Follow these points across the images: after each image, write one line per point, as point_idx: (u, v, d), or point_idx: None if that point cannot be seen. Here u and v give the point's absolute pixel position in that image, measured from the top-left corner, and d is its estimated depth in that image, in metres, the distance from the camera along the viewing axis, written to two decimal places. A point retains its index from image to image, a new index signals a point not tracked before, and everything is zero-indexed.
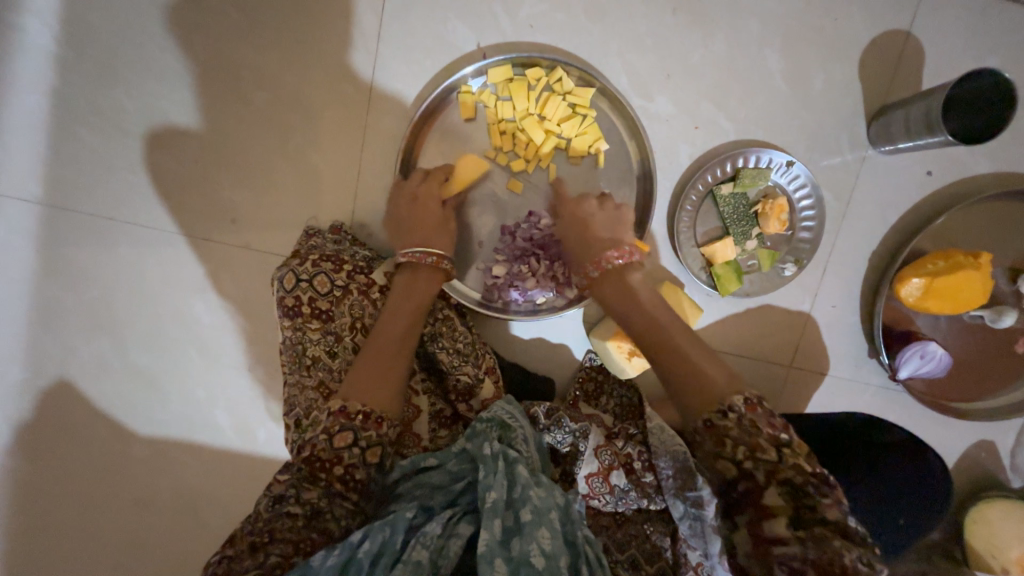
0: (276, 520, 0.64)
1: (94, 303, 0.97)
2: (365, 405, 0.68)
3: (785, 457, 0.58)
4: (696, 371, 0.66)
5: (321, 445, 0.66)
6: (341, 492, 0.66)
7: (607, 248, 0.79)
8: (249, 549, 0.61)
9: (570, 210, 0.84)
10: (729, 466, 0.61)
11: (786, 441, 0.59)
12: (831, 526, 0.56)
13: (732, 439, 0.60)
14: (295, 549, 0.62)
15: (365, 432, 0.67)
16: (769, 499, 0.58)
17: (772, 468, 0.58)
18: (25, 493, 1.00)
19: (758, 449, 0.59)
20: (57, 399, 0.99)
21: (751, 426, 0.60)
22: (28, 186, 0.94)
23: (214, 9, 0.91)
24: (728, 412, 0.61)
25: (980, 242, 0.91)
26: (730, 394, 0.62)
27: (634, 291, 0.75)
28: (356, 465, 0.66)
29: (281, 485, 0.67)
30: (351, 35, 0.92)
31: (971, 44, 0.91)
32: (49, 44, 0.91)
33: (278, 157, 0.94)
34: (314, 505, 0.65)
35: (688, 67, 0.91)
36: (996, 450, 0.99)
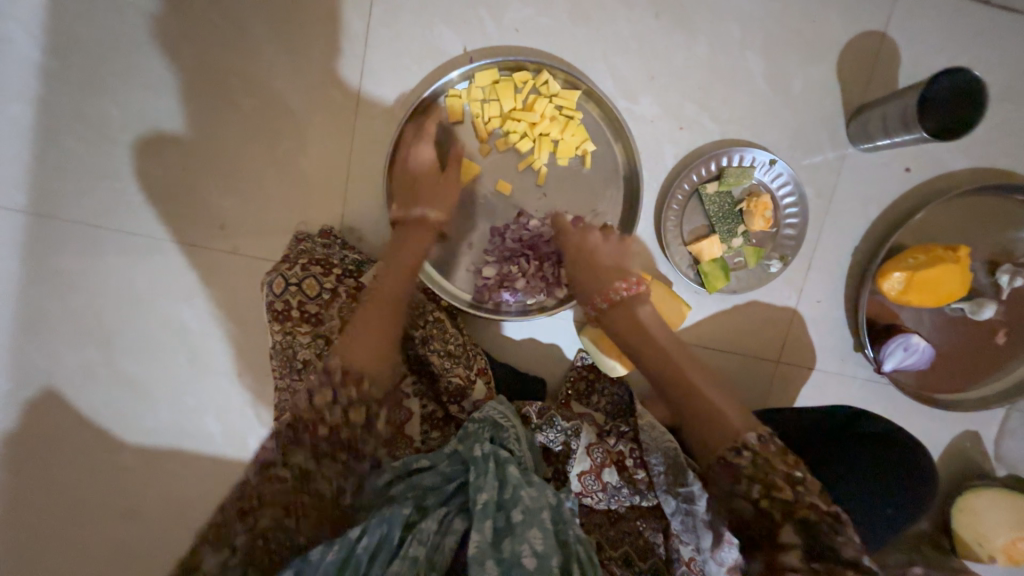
0: (263, 486, 0.61)
1: (82, 312, 0.96)
2: (345, 363, 0.64)
3: (799, 494, 0.61)
4: (711, 408, 0.69)
5: (303, 405, 0.62)
6: (329, 452, 0.61)
7: (614, 278, 0.81)
8: (235, 524, 0.59)
9: (576, 238, 0.86)
10: (746, 505, 0.63)
11: (799, 479, 0.62)
12: (843, 560, 0.58)
13: (747, 476, 0.63)
14: (286, 513, 0.59)
15: (347, 390, 0.62)
16: (784, 534, 0.60)
17: (788, 507, 0.61)
18: (12, 506, 0.99)
19: (774, 487, 0.62)
20: (44, 409, 0.98)
21: (765, 465, 0.63)
22: (13, 195, 0.93)
23: (200, 16, 0.91)
24: (743, 451, 0.64)
25: (958, 236, 0.94)
26: (743, 432, 0.66)
27: (645, 326, 0.77)
28: (340, 426, 0.61)
29: (265, 451, 0.63)
30: (338, 41, 0.92)
31: (944, 44, 0.93)
32: (33, 53, 0.91)
33: (267, 162, 0.94)
34: (301, 469, 0.60)
35: (671, 69, 0.93)
36: (980, 440, 1.01)
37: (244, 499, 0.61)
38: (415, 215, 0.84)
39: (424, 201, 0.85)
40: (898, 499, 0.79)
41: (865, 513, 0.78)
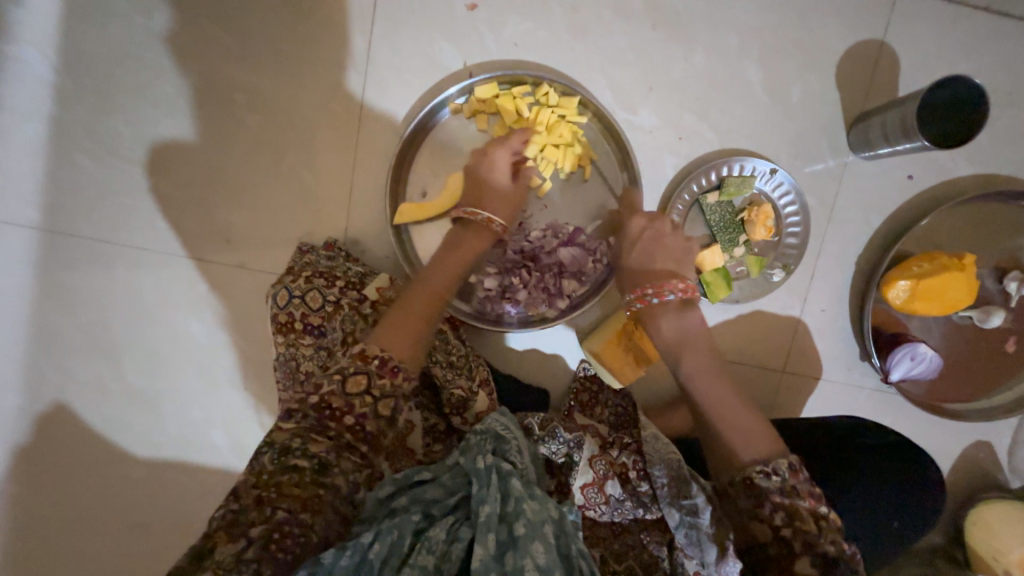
0: (282, 473, 0.60)
1: (91, 325, 0.98)
2: (383, 351, 0.69)
3: (823, 529, 0.64)
4: (740, 423, 0.73)
5: (333, 391, 0.65)
6: (351, 442, 0.65)
7: (673, 277, 0.82)
8: (254, 503, 0.58)
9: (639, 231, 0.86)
10: (765, 531, 0.65)
11: (823, 514, 0.65)
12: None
13: (772, 503, 0.66)
14: (304, 505, 0.59)
15: (379, 381, 0.67)
16: (800, 564, 0.63)
17: (809, 539, 0.64)
18: (20, 518, 0.99)
19: (799, 519, 0.65)
20: (53, 422, 0.99)
21: (793, 494, 0.66)
22: (26, 211, 0.96)
23: (207, 36, 0.93)
24: (773, 474, 0.67)
25: (964, 243, 0.93)
26: (776, 458, 0.69)
27: (692, 332, 0.81)
28: (367, 414, 0.65)
29: (283, 435, 0.63)
30: (341, 58, 0.94)
31: (945, 51, 0.93)
32: (47, 74, 0.93)
33: (272, 177, 0.96)
34: (322, 459, 0.62)
35: (670, 80, 0.94)
36: (993, 451, 0.99)
37: (260, 486, 0.59)
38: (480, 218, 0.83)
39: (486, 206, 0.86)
40: (906, 513, 0.78)
41: (873, 526, 0.77)
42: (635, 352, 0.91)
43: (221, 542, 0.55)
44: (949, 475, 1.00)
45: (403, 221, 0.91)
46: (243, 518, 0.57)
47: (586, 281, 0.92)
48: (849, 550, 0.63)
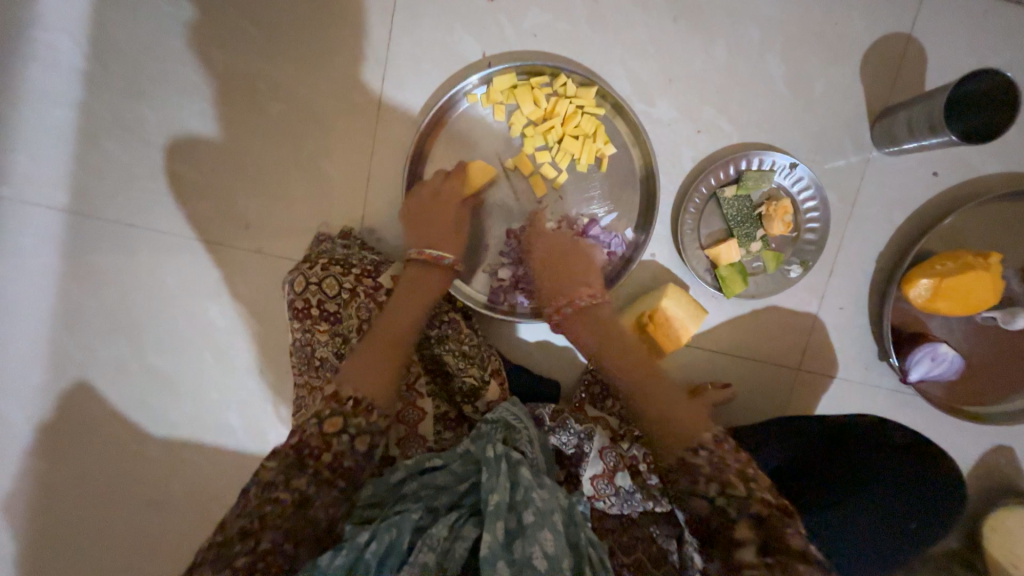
0: (265, 506, 0.61)
1: (113, 307, 1.00)
2: (356, 392, 0.69)
3: (751, 490, 0.61)
4: (662, 413, 0.71)
5: (310, 432, 0.66)
6: (329, 478, 0.65)
7: (581, 286, 0.85)
8: (240, 534, 0.59)
9: (547, 240, 0.89)
10: (704, 503, 0.63)
11: (751, 475, 0.62)
12: (795, 555, 0.56)
13: (703, 474, 0.63)
14: (287, 537, 0.60)
15: (354, 420, 0.67)
16: (739, 531, 0.60)
17: (742, 502, 0.60)
18: (43, 492, 1.03)
19: (728, 484, 0.62)
20: (76, 400, 1.02)
21: (720, 463, 0.63)
22: (54, 194, 0.98)
23: (231, 24, 0.95)
24: (699, 450, 0.65)
25: (990, 243, 0.91)
26: (697, 432, 0.67)
27: (608, 332, 0.82)
28: (344, 451, 0.66)
29: (265, 472, 0.63)
30: (361, 47, 0.95)
31: (974, 46, 0.91)
32: (76, 60, 0.96)
33: (291, 164, 0.97)
34: (302, 492, 0.62)
35: (689, 72, 0.93)
36: (1014, 456, 0.97)
37: (245, 517, 0.60)
38: (426, 257, 0.84)
39: (443, 245, 0.86)
40: (924, 516, 0.75)
41: (887, 528, 0.74)
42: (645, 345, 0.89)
43: (209, 573, 0.56)
44: (967, 480, 0.98)
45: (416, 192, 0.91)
46: (228, 551, 0.58)
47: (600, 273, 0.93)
48: (781, 506, 0.59)
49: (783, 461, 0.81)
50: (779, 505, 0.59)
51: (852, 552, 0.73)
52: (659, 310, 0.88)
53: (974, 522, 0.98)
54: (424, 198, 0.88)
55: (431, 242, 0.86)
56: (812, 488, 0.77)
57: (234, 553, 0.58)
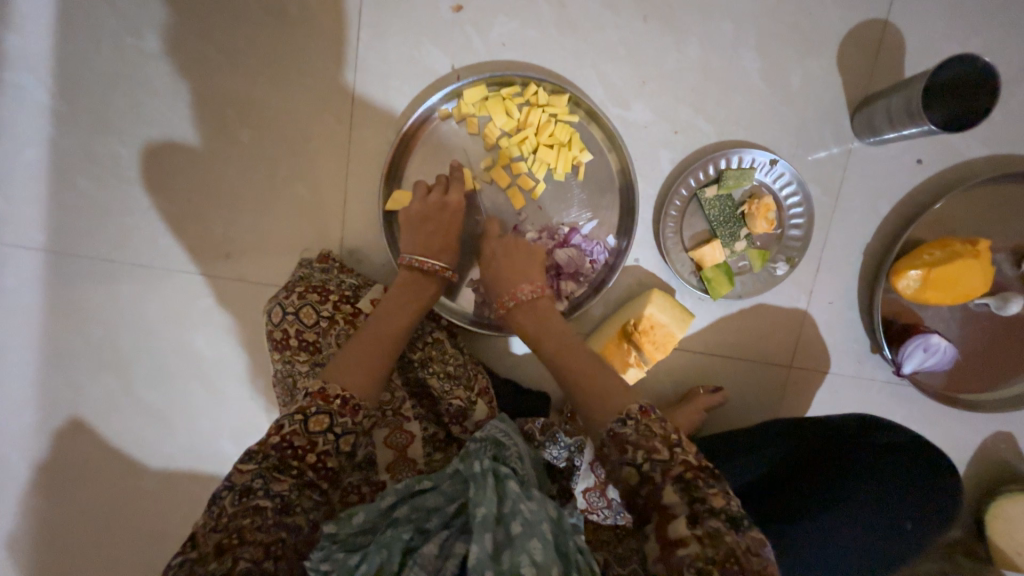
0: (243, 516, 0.59)
1: (100, 343, 1.00)
2: (345, 391, 0.70)
3: (674, 453, 0.55)
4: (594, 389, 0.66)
5: (295, 430, 0.66)
6: (312, 481, 0.67)
7: (520, 282, 0.80)
8: (215, 552, 0.56)
9: (491, 241, 0.85)
10: (631, 472, 0.56)
11: (676, 440, 0.57)
12: (722, 516, 0.52)
13: (631, 444, 0.57)
14: (266, 552, 0.58)
15: (341, 419, 0.69)
16: (666, 496, 0.54)
17: (666, 467, 0.55)
18: (44, 531, 1.03)
19: (652, 450, 0.56)
20: (70, 438, 1.02)
21: (647, 431, 0.58)
22: (33, 234, 0.98)
23: (195, 52, 0.94)
24: (626, 420, 0.60)
25: (979, 228, 0.89)
26: (625, 404, 0.62)
27: (547, 319, 0.77)
28: (329, 452, 0.67)
29: (244, 476, 0.62)
30: (328, 67, 0.94)
31: (953, 27, 0.89)
32: (44, 99, 0.95)
33: (266, 190, 0.96)
34: (284, 497, 0.63)
35: (663, 72, 0.91)
36: (1014, 441, 0.96)
37: (221, 531, 0.58)
38: (426, 268, 0.82)
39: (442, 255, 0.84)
40: (917, 512, 0.74)
41: (881, 527, 0.73)
42: (635, 355, 0.87)
43: None
44: (967, 468, 0.96)
45: (395, 208, 0.90)
46: (199, 571, 0.54)
47: (584, 281, 0.92)
48: (706, 466, 0.55)
49: (766, 469, 0.81)
50: (703, 466, 0.55)
51: (844, 549, 0.73)
52: (646, 318, 0.87)
53: (976, 509, 0.97)
54: (408, 216, 0.85)
55: (429, 250, 0.83)
56: (802, 491, 0.76)
57: (208, 572, 0.55)
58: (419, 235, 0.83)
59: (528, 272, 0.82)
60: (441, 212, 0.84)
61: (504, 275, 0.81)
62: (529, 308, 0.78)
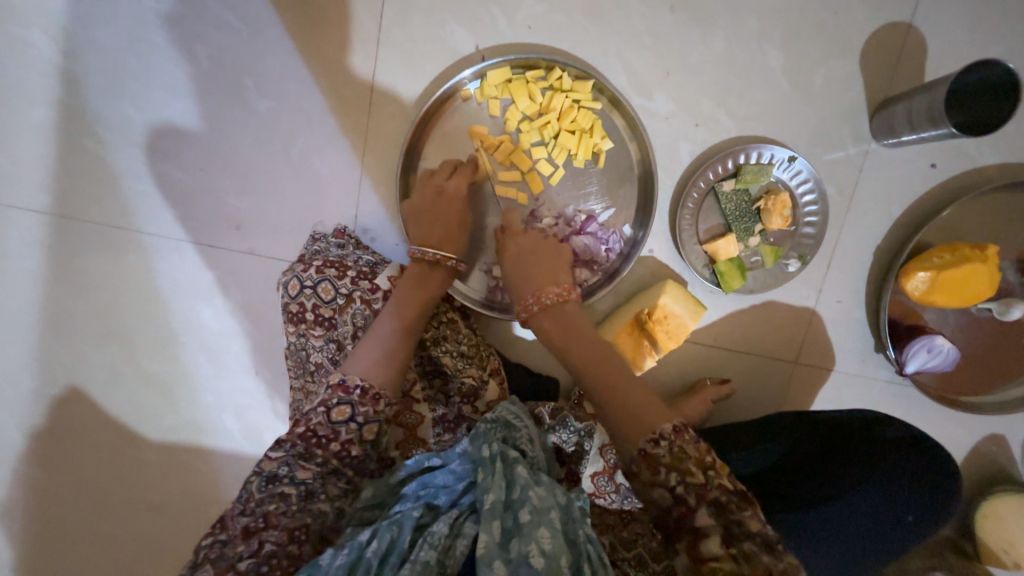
0: (269, 503, 0.64)
1: (103, 310, 0.98)
2: (363, 381, 0.70)
3: (710, 478, 0.57)
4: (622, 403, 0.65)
5: (318, 422, 0.66)
6: (335, 469, 0.67)
7: (550, 283, 0.80)
8: (243, 534, 0.62)
9: (512, 242, 0.84)
10: (664, 494, 0.59)
11: (711, 463, 0.58)
12: (756, 540, 0.55)
13: (665, 465, 0.59)
14: (290, 536, 0.63)
15: (362, 408, 0.68)
16: (700, 518, 0.57)
17: (701, 491, 0.57)
18: (37, 498, 1.02)
19: (688, 473, 0.58)
20: (69, 405, 1.00)
21: (682, 452, 0.59)
22: (38, 196, 0.96)
23: (214, 17, 0.92)
24: (660, 438, 0.60)
25: (986, 235, 0.91)
26: (660, 421, 0.62)
27: (578, 325, 0.77)
28: (352, 441, 0.67)
29: (272, 463, 0.65)
30: (349, 40, 0.92)
31: (973, 35, 0.90)
32: (54, 57, 0.92)
33: (281, 163, 0.95)
34: (307, 486, 0.65)
35: (687, 65, 0.91)
36: (1006, 444, 0.98)
37: (248, 516, 0.63)
38: (431, 259, 0.82)
39: (446, 243, 0.84)
40: (919, 508, 0.75)
41: (880, 523, 0.74)
42: (647, 344, 0.88)
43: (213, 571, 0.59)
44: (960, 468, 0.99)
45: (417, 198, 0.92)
46: (231, 551, 0.61)
47: (598, 269, 0.92)
48: (739, 491, 0.57)
49: (768, 463, 0.83)
50: (737, 491, 0.57)
51: (840, 543, 0.74)
52: (659, 308, 0.87)
53: (968, 509, 1.00)
54: (429, 195, 0.86)
55: (431, 241, 0.84)
56: (795, 492, 0.78)
57: (238, 552, 0.61)
58: (423, 228, 0.85)
59: (554, 275, 0.81)
60: (440, 201, 0.85)
61: (529, 276, 0.81)
62: (553, 314, 0.77)
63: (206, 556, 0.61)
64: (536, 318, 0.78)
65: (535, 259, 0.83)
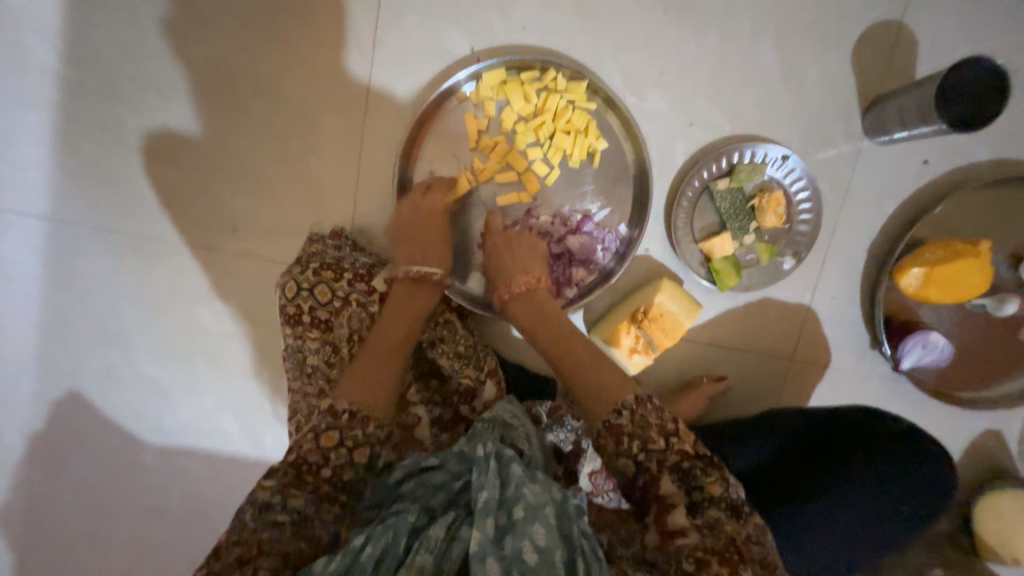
0: (262, 531, 0.59)
1: (102, 313, 0.99)
2: (352, 405, 0.69)
3: (671, 444, 0.59)
4: (589, 377, 0.68)
5: (308, 447, 0.65)
6: (332, 492, 0.65)
7: (518, 273, 0.83)
8: (235, 564, 0.56)
9: (494, 234, 0.86)
10: (628, 463, 0.60)
11: (672, 430, 0.60)
12: (717, 502, 0.57)
13: (627, 434, 0.61)
14: (286, 561, 0.58)
15: (352, 433, 0.68)
16: (663, 487, 0.58)
17: (661, 457, 0.59)
18: (36, 502, 1.02)
19: (649, 440, 0.59)
20: (68, 409, 1.01)
21: (642, 421, 0.61)
22: (36, 201, 0.96)
23: (210, 21, 0.92)
24: (622, 410, 0.62)
25: (980, 230, 0.91)
26: (622, 394, 0.64)
27: (545, 305, 0.80)
28: (344, 465, 0.66)
29: (263, 491, 0.62)
30: (345, 43, 0.93)
31: (963, 33, 0.91)
32: (51, 63, 0.93)
33: (278, 165, 0.96)
34: (302, 511, 0.62)
35: (681, 65, 0.92)
36: (1003, 439, 0.99)
37: (238, 546, 0.58)
38: (415, 274, 0.82)
39: (429, 261, 0.85)
40: (916, 501, 0.76)
41: (880, 514, 0.76)
42: (644, 341, 0.88)
43: None
44: (958, 464, 0.99)
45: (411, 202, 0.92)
46: None
47: (594, 268, 0.93)
48: (702, 456, 0.58)
49: (768, 458, 0.83)
50: (699, 456, 0.58)
51: (837, 538, 0.76)
52: (656, 306, 0.88)
53: (966, 504, 1.00)
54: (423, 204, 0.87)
55: (418, 256, 0.85)
56: (795, 489, 0.78)
57: None
58: (413, 243, 0.86)
59: (524, 262, 0.84)
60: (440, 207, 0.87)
61: (501, 265, 0.84)
62: (525, 299, 0.81)
63: None
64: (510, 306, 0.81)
65: (508, 248, 0.85)
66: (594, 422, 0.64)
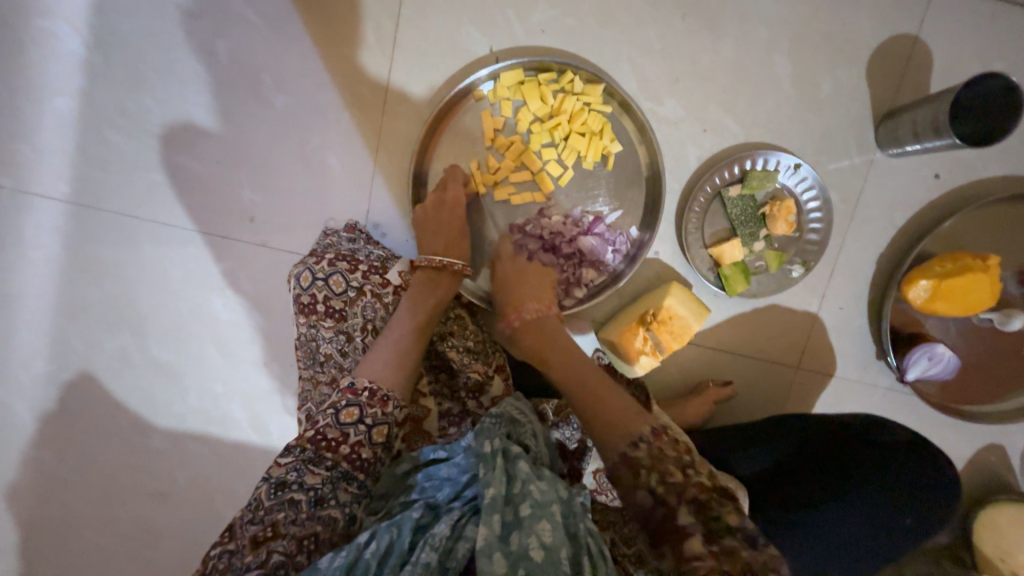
0: (278, 510, 0.63)
1: (117, 297, 1.00)
2: (373, 382, 0.72)
3: (689, 476, 0.56)
4: (602, 408, 0.64)
5: (327, 424, 0.69)
6: (347, 472, 0.68)
7: (528, 299, 0.82)
8: (251, 544, 0.61)
9: (502, 263, 0.87)
10: (646, 496, 0.56)
11: (688, 461, 0.58)
12: (737, 535, 0.52)
13: (645, 467, 0.58)
14: (299, 546, 0.61)
15: (371, 411, 0.71)
16: (681, 519, 0.54)
17: (681, 488, 0.55)
18: (45, 482, 1.03)
19: (666, 472, 0.57)
20: (80, 391, 1.02)
21: (659, 452, 0.58)
22: (58, 185, 0.98)
23: (235, 14, 0.94)
24: (639, 442, 0.59)
25: (989, 245, 0.92)
26: (637, 426, 0.61)
27: (557, 334, 0.78)
28: (361, 442, 0.70)
29: (282, 469, 0.66)
30: (366, 39, 0.94)
31: (978, 49, 0.91)
32: (79, 50, 0.95)
33: (296, 158, 0.97)
34: (317, 492, 0.65)
35: (696, 71, 0.93)
36: (1006, 454, 0.99)
37: (256, 524, 0.62)
38: (438, 263, 0.84)
39: (451, 251, 0.86)
40: (918, 512, 0.77)
41: (883, 525, 0.76)
42: (652, 343, 0.89)
43: None
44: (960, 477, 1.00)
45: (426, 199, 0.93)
46: (241, 561, 0.59)
47: (604, 270, 0.94)
48: (719, 487, 0.56)
49: (772, 464, 0.83)
50: (716, 487, 0.56)
51: (839, 547, 0.76)
52: (665, 308, 0.88)
53: (966, 517, 1.00)
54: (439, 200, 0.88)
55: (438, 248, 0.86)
56: (800, 497, 0.78)
57: (246, 563, 0.59)
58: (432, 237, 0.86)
59: (533, 290, 0.83)
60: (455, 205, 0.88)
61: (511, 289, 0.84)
62: (533, 325, 0.79)
63: (215, 567, 0.60)
64: (520, 331, 0.79)
65: (519, 276, 0.86)
66: (610, 452, 0.61)
